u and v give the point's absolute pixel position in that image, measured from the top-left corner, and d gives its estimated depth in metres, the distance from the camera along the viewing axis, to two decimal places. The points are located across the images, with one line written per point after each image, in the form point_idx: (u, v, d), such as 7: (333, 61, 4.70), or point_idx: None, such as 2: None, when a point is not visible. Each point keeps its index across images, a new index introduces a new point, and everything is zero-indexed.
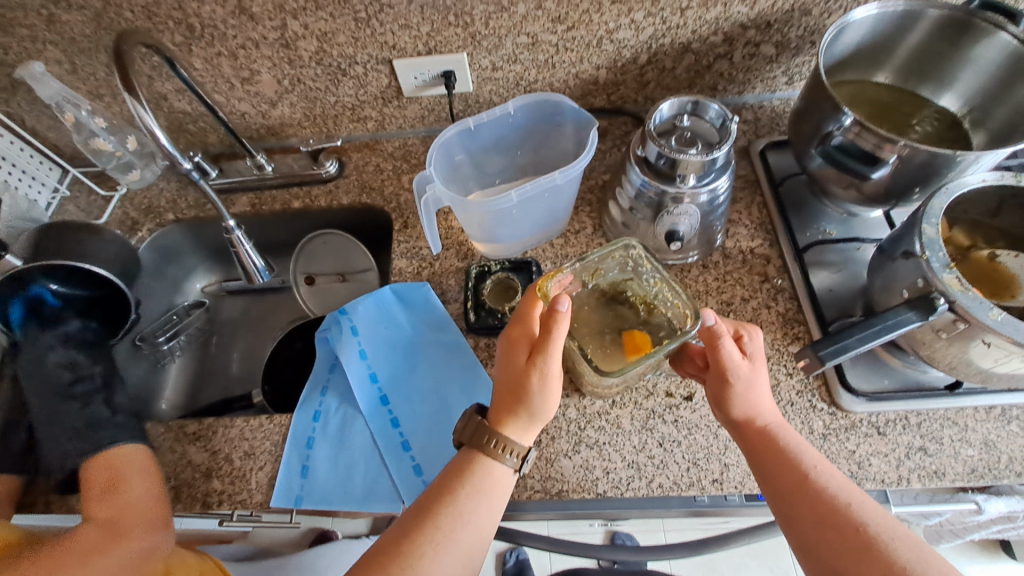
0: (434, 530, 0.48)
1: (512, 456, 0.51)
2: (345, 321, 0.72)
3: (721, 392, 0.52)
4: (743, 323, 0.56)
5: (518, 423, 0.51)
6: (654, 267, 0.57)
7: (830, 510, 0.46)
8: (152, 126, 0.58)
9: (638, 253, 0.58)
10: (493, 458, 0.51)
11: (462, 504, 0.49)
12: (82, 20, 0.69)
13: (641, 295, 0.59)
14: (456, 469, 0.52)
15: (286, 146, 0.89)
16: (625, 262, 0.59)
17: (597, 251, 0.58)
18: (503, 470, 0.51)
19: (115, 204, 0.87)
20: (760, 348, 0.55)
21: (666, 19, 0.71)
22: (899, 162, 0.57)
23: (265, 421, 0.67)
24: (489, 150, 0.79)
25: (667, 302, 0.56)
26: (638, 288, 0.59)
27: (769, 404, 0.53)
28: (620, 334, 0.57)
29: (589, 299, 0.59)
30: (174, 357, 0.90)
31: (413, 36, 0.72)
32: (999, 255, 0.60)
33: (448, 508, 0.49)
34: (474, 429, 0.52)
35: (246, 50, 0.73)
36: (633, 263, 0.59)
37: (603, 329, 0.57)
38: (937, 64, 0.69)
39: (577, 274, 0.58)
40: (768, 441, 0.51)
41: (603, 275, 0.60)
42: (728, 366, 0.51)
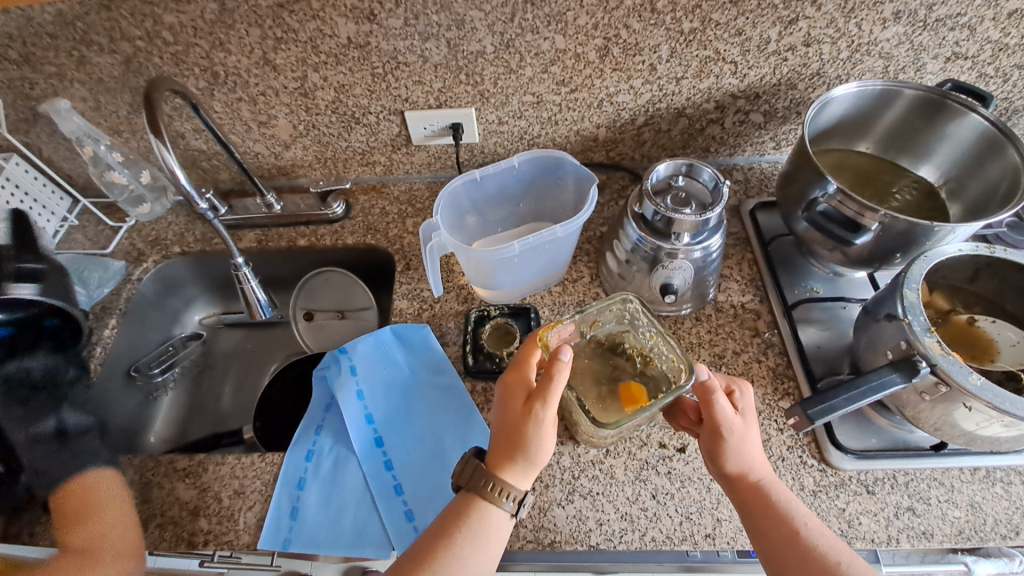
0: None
1: (509, 500, 0.51)
2: (345, 359, 0.72)
3: (714, 447, 0.53)
4: (734, 378, 0.57)
5: (516, 469, 0.52)
6: (650, 323, 0.59)
7: (819, 570, 0.47)
8: (172, 165, 0.61)
9: (635, 307, 0.60)
10: (491, 502, 0.51)
11: (459, 551, 0.49)
12: (112, 63, 0.73)
13: (637, 348, 0.60)
14: (453, 514, 0.51)
15: (295, 186, 0.92)
16: (622, 315, 0.61)
17: (596, 303, 0.59)
18: (501, 515, 0.51)
19: (123, 235, 0.88)
20: (750, 403, 0.56)
21: (663, 87, 0.76)
22: (880, 229, 0.61)
23: (257, 459, 0.66)
24: (492, 199, 0.82)
25: (663, 355, 0.58)
26: (634, 340, 0.61)
27: (760, 458, 0.54)
28: (618, 385, 0.58)
29: (586, 349, 0.61)
30: (167, 390, 0.89)
31: (425, 91, 0.76)
32: (978, 320, 0.63)
33: (445, 555, 0.49)
34: (472, 472, 0.52)
35: (265, 96, 0.77)
36: (630, 316, 0.61)
37: (598, 380, 0.59)
38: (915, 138, 0.74)
39: (575, 325, 0.60)
40: (759, 497, 0.52)
41: (601, 327, 0.62)
42: (723, 422, 0.52)
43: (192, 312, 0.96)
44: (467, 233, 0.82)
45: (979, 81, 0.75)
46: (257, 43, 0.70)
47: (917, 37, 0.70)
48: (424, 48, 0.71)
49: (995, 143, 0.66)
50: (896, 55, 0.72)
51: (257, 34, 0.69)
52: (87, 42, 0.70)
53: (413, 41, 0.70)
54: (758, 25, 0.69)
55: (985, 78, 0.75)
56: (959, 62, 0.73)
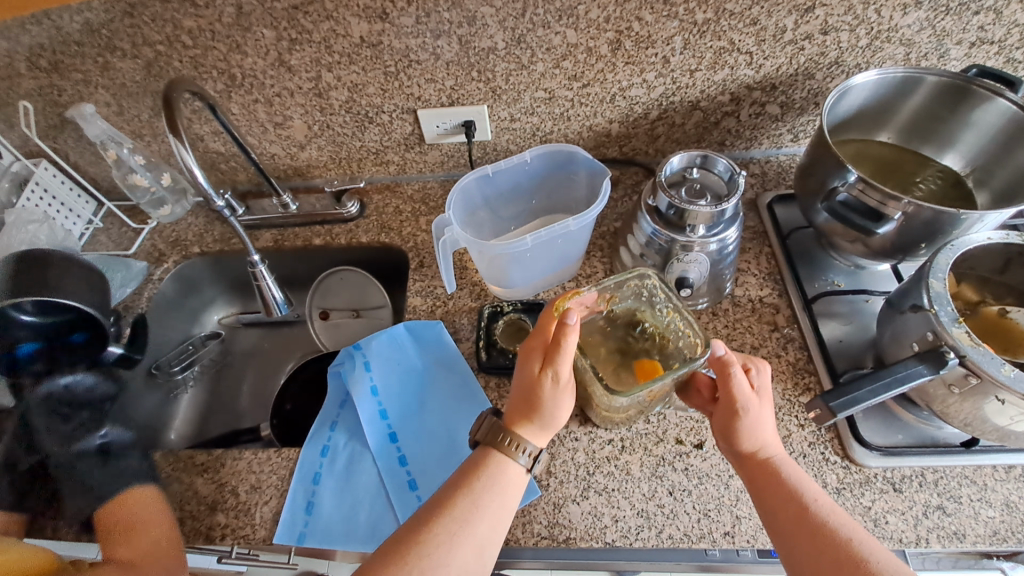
0: (445, 529, 0.48)
1: (524, 455, 0.52)
2: (360, 355, 0.73)
3: (727, 422, 0.52)
4: (752, 356, 0.56)
5: (529, 424, 0.53)
6: (669, 299, 0.58)
7: (828, 544, 0.45)
8: (191, 165, 0.61)
9: (653, 283, 0.59)
10: (507, 455, 0.52)
11: (475, 501, 0.50)
12: (134, 68, 0.74)
13: (656, 326, 0.59)
14: (472, 466, 0.53)
15: (311, 187, 0.93)
16: (640, 291, 0.61)
17: (613, 277, 0.59)
18: (516, 468, 0.52)
19: (145, 236, 0.90)
20: (767, 382, 0.54)
21: (676, 80, 0.75)
22: (904, 219, 0.59)
23: (273, 455, 0.67)
24: (504, 195, 0.82)
25: (680, 332, 0.57)
26: (653, 320, 0.60)
27: (773, 437, 0.53)
28: (634, 366, 0.57)
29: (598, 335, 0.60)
30: (186, 388, 0.90)
31: (438, 89, 0.77)
32: (1010, 311, 0.60)
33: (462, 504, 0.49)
34: (489, 428, 0.54)
35: (281, 98, 0.78)
36: (648, 292, 0.60)
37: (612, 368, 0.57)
38: (939, 126, 0.72)
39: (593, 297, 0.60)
40: (769, 474, 0.51)
41: (621, 303, 0.62)
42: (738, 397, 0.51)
43: (211, 312, 0.98)
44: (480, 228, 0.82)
45: (1006, 66, 0.73)
46: (273, 45, 0.71)
47: (940, 22, 0.68)
48: (436, 46, 0.71)
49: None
50: (918, 41, 0.71)
51: (273, 36, 0.70)
52: (112, 48, 0.72)
53: (424, 39, 0.70)
54: (774, 14, 0.68)
55: (1012, 63, 0.73)
56: (984, 47, 0.71)
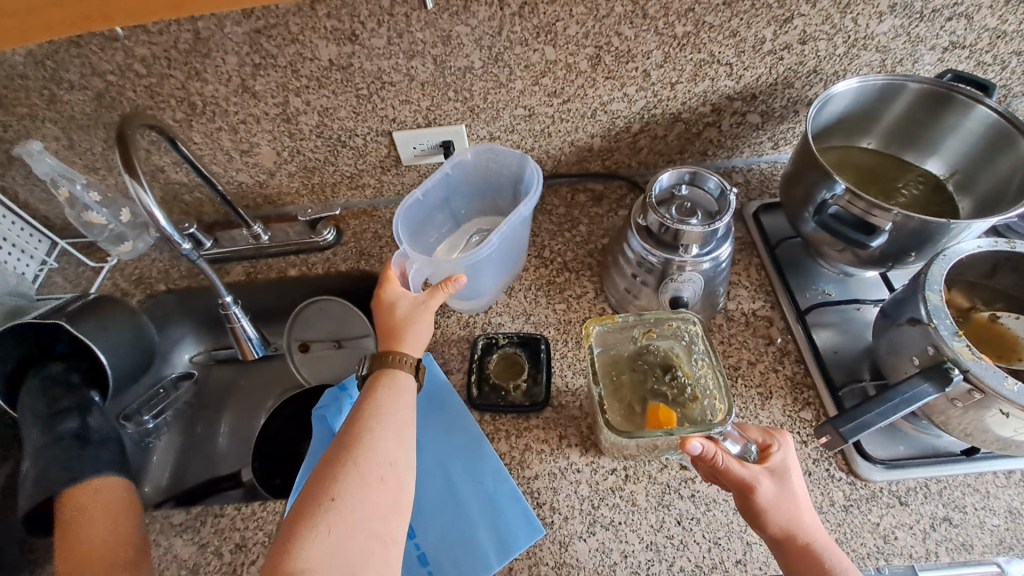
0: (355, 468, 0.47)
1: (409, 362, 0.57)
2: (346, 397, 0.68)
3: (749, 506, 0.48)
4: (772, 431, 0.52)
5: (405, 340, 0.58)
6: (705, 349, 0.58)
7: None
8: (151, 207, 0.56)
9: (694, 330, 0.60)
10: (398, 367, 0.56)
11: (380, 426, 0.51)
12: (84, 99, 0.69)
13: (687, 376, 0.60)
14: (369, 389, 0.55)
15: (283, 215, 0.89)
16: (680, 333, 0.61)
17: (656, 312, 0.60)
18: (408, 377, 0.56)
19: (105, 274, 0.85)
20: (792, 457, 0.51)
21: (657, 93, 0.74)
22: (894, 229, 0.59)
23: (258, 508, 0.63)
24: (434, 212, 0.78)
25: (708, 390, 0.57)
26: (686, 366, 0.60)
27: (812, 518, 0.49)
28: (645, 412, 0.57)
29: (626, 364, 0.61)
30: (159, 435, 0.85)
31: (413, 110, 0.74)
32: (1000, 316, 0.60)
33: (368, 433, 0.50)
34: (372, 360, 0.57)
35: (246, 125, 0.74)
36: (689, 338, 0.61)
37: (631, 400, 0.58)
38: (920, 131, 0.72)
39: (632, 324, 0.61)
40: (812, 561, 0.47)
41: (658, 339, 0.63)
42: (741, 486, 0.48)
43: (181, 351, 0.91)
44: (428, 247, 0.79)
45: (977, 69, 0.74)
46: (235, 70, 0.67)
47: (914, 29, 0.68)
48: (410, 66, 0.68)
49: (1003, 135, 0.65)
50: (893, 48, 0.71)
51: (235, 62, 0.66)
52: (59, 79, 0.66)
53: (397, 60, 0.67)
54: (753, 25, 0.67)
55: (982, 66, 0.74)
56: (957, 52, 0.72)
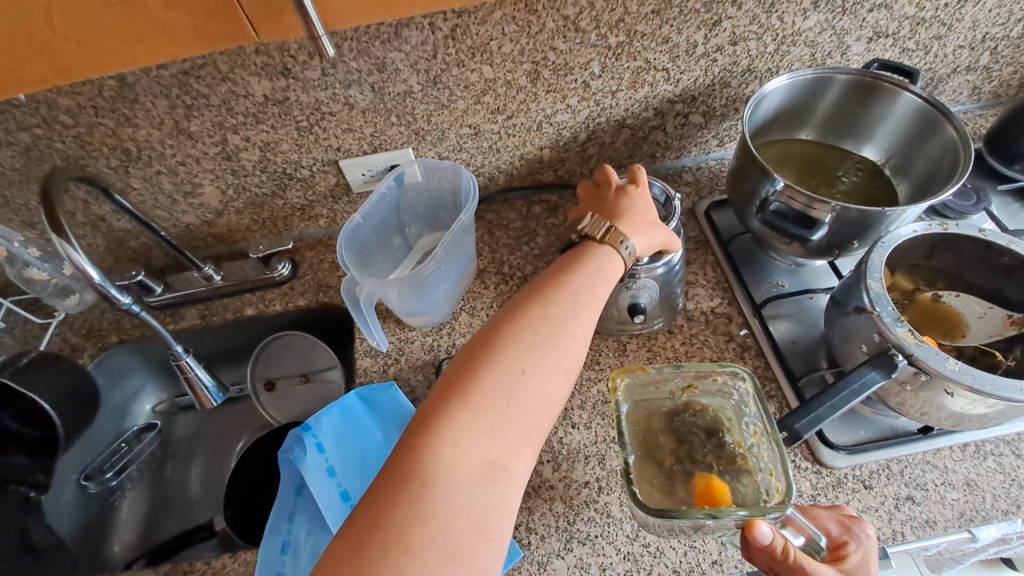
0: (548, 326, 0.48)
1: (624, 248, 0.55)
2: (309, 438, 0.67)
3: None
4: (852, 522, 0.51)
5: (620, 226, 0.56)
6: (761, 411, 0.54)
7: None
8: (82, 263, 0.55)
9: (746, 388, 0.57)
10: (607, 246, 0.55)
11: (554, 321, 0.48)
12: (11, 155, 0.67)
13: (740, 446, 0.53)
14: (571, 261, 0.54)
15: (235, 252, 0.86)
16: (727, 390, 0.58)
17: (698, 366, 0.57)
18: (616, 256, 0.55)
19: (53, 331, 0.82)
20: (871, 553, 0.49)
21: (599, 102, 0.75)
22: (834, 220, 0.60)
23: (228, 561, 0.61)
24: (378, 235, 0.77)
25: (761, 461, 0.52)
26: (736, 433, 0.54)
27: None
28: (691, 482, 0.51)
29: (661, 421, 0.56)
30: (125, 491, 0.82)
31: (357, 138, 0.73)
32: (942, 296, 0.62)
33: (541, 322, 0.48)
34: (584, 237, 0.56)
35: (186, 166, 0.72)
36: (738, 398, 0.57)
37: (670, 469, 0.53)
38: (854, 120, 0.74)
39: (669, 377, 0.58)
40: None
41: (702, 396, 0.58)
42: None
43: (142, 402, 0.88)
44: (379, 271, 0.77)
45: (903, 56, 0.77)
46: (167, 113, 0.65)
47: (838, 22, 0.71)
48: (348, 95, 0.67)
49: (930, 119, 0.67)
50: (821, 41, 0.73)
51: (166, 105, 0.64)
52: None
53: (334, 90, 0.66)
54: (684, 31, 0.68)
55: (907, 52, 0.76)
56: (882, 41, 0.74)
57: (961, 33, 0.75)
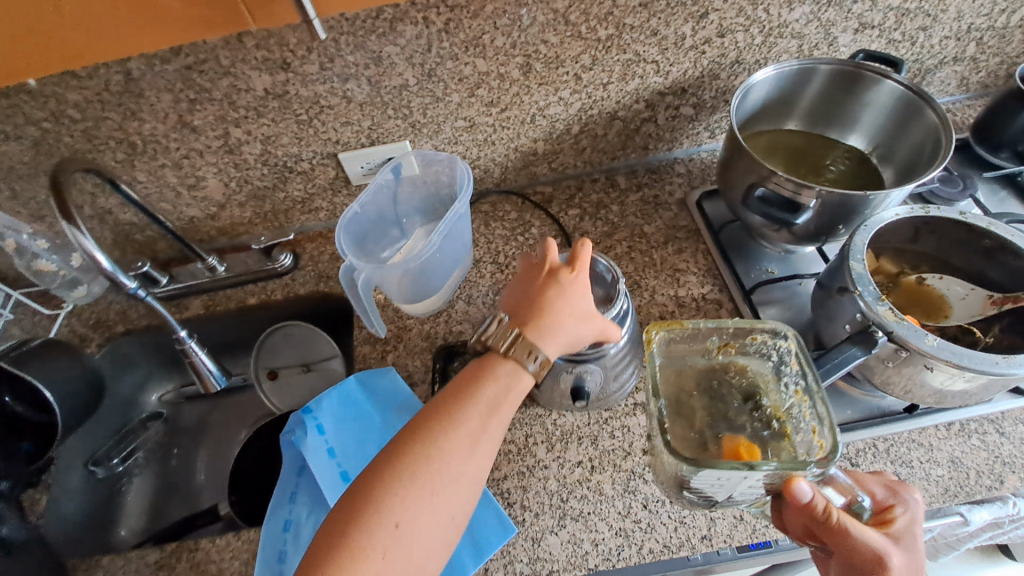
0: (432, 463, 0.43)
1: (532, 361, 0.49)
2: (310, 419, 0.68)
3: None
4: (897, 489, 0.50)
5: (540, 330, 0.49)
6: (801, 371, 0.51)
7: None
8: (92, 249, 0.56)
9: (788, 347, 0.52)
10: (516, 361, 0.48)
11: (443, 452, 0.44)
12: (21, 149, 0.69)
13: (774, 407, 0.53)
14: (472, 372, 0.49)
15: (238, 245, 0.88)
16: (767, 350, 0.54)
17: (740, 320, 0.52)
18: (523, 373, 0.49)
19: (62, 322, 0.84)
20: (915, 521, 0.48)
21: (591, 94, 0.76)
22: (818, 206, 0.62)
23: (233, 539, 0.63)
24: (375, 226, 0.79)
25: (802, 422, 0.50)
26: (773, 398, 0.53)
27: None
28: (719, 442, 0.51)
29: (693, 382, 0.54)
30: (132, 477, 0.84)
31: (356, 131, 0.75)
32: (926, 278, 0.64)
33: (426, 458, 0.43)
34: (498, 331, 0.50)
35: (190, 159, 0.74)
36: (778, 356, 0.54)
37: (701, 428, 0.52)
38: (840, 109, 0.76)
39: (705, 334, 0.54)
40: None
41: (739, 354, 0.56)
42: (862, 549, 0.44)
43: (148, 392, 0.90)
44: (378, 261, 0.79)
45: (889, 47, 0.78)
46: (171, 107, 0.68)
47: (823, 14, 0.72)
48: (346, 89, 0.69)
49: (914, 107, 0.69)
50: (808, 33, 0.74)
51: (170, 99, 0.67)
52: None
53: (333, 84, 0.68)
54: (672, 23, 0.70)
55: (893, 43, 0.78)
56: (868, 32, 0.76)
57: (945, 24, 0.77)
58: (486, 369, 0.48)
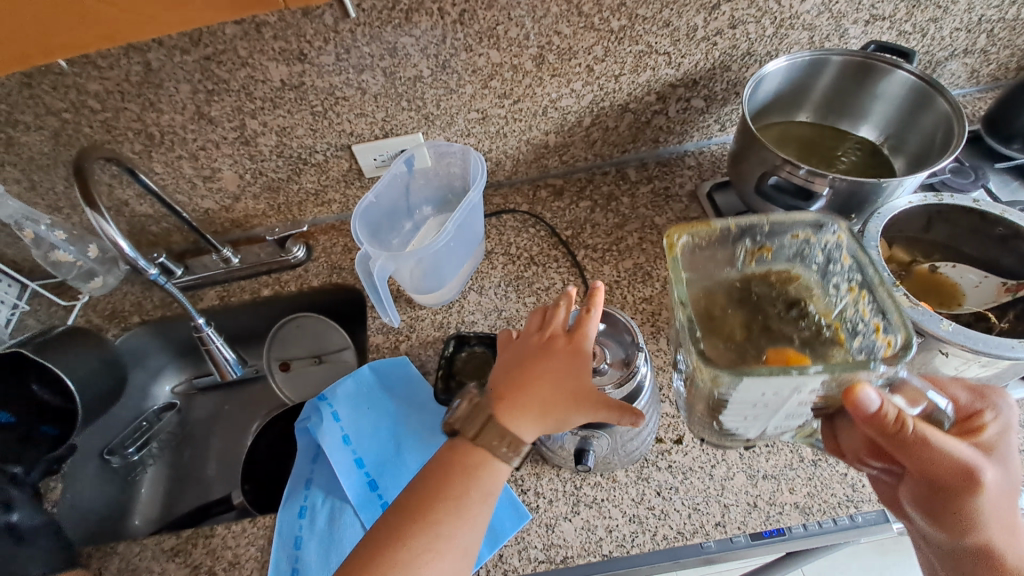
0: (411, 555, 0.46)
1: (510, 450, 0.50)
2: (325, 407, 0.69)
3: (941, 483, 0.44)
4: (986, 396, 0.48)
5: (525, 415, 0.50)
6: (855, 265, 0.45)
7: None
8: (115, 236, 0.59)
9: (836, 242, 0.47)
10: (490, 451, 0.50)
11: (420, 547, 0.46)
12: (40, 140, 0.70)
13: (823, 314, 0.47)
14: (454, 456, 0.50)
15: (252, 237, 0.89)
16: (806, 249, 0.49)
17: (781, 215, 0.47)
18: (499, 465, 0.50)
19: (77, 312, 0.85)
20: (1010, 424, 0.47)
21: (603, 86, 0.77)
22: (831, 194, 0.62)
23: (248, 525, 0.63)
24: (388, 217, 0.80)
25: (861, 319, 0.44)
26: (820, 305, 0.48)
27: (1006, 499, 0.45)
28: (763, 354, 0.44)
29: (723, 293, 0.49)
30: (146, 467, 0.85)
31: (369, 123, 0.75)
32: (938, 267, 0.64)
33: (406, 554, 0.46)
34: (474, 415, 0.51)
35: (206, 151, 0.75)
36: (824, 254, 0.48)
37: (737, 343, 0.45)
38: (851, 100, 0.76)
39: (734, 237, 0.48)
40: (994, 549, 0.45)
41: (774, 260, 0.50)
42: (949, 456, 0.42)
43: (161, 382, 0.91)
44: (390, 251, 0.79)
45: (900, 39, 0.79)
46: (189, 98, 0.69)
47: (835, 6, 0.72)
48: (361, 80, 0.70)
49: (926, 97, 0.69)
50: (819, 25, 0.75)
51: (188, 90, 0.68)
52: (13, 122, 0.68)
53: (348, 75, 0.69)
54: (684, 15, 0.70)
55: (904, 35, 0.78)
56: (878, 24, 0.76)
57: (956, 16, 0.77)
58: (462, 457, 0.50)
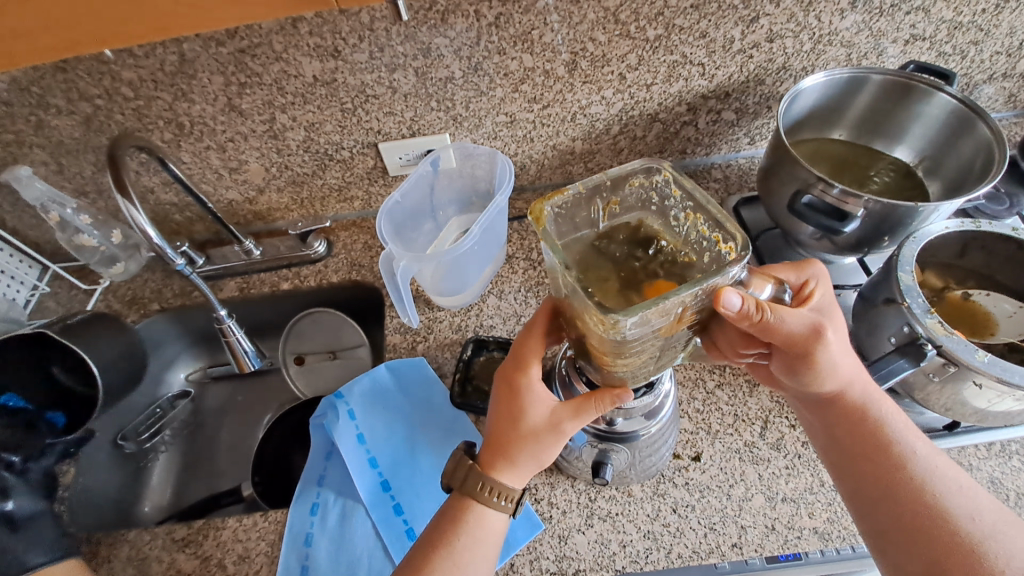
0: None
1: (502, 500, 0.49)
2: (341, 405, 0.69)
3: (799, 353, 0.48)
4: (804, 270, 0.52)
5: (510, 462, 0.49)
6: (685, 194, 0.45)
7: (898, 475, 0.48)
8: (143, 224, 0.59)
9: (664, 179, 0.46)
10: (484, 504, 0.49)
11: None
12: (71, 124, 0.71)
13: (672, 244, 0.45)
14: (453, 512, 0.50)
15: (274, 230, 0.89)
16: (643, 195, 0.48)
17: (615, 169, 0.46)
18: (496, 517, 0.49)
19: (98, 297, 0.85)
20: (829, 295, 0.51)
21: (634, 95, 0.76)
22: (867, 215, 0.61)
23: (259, 519, 0.63)
24: (412, 217, 0.80)
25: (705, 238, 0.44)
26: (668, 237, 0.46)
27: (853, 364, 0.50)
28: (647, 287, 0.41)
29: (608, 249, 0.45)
30: (158, 453, 0.86)
31: (397, 122, 0.75)
32: (972, 294, 0.63)
33: None
34: (464, 475, 0.50)
35: (234, 143, 0.75)
36: (656, 197, 0.47)
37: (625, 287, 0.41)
38: (887, 120, 0.75)
39: (590, 196, 0.46)
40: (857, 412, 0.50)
41: (622, 212, 0.48)
42: (795, 326, 0.46)
43: (176, 370, 0.92)
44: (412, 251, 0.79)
45: (939, 60, 0.77)
46: (221, 90, 0.69)
47: (875, 23, 0.71)
48: (392, 79, 0.70)
49: (967, 121, 0.68)
50: (857, 42, 0.73)
51: (221, 81, 0.68)
52: (45, 105, 0.68)
53: (380, 74, 0.69)
54: (721, 26, 0.69)
55: (943, 56, 0.77)
56: (918, 44, 0.75)
57: (997, 40, 0.75)
58: (462, 512, 0.49)
